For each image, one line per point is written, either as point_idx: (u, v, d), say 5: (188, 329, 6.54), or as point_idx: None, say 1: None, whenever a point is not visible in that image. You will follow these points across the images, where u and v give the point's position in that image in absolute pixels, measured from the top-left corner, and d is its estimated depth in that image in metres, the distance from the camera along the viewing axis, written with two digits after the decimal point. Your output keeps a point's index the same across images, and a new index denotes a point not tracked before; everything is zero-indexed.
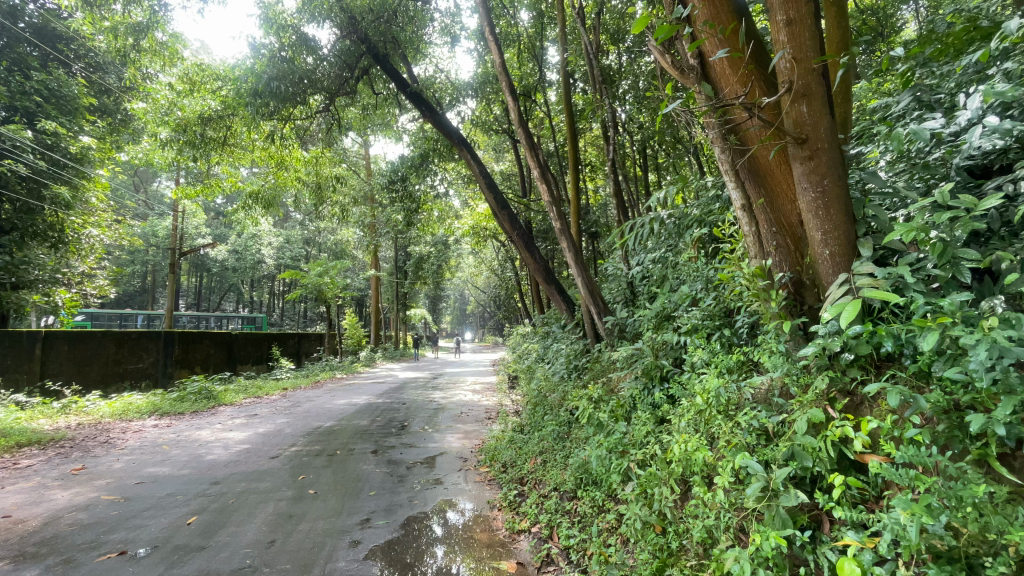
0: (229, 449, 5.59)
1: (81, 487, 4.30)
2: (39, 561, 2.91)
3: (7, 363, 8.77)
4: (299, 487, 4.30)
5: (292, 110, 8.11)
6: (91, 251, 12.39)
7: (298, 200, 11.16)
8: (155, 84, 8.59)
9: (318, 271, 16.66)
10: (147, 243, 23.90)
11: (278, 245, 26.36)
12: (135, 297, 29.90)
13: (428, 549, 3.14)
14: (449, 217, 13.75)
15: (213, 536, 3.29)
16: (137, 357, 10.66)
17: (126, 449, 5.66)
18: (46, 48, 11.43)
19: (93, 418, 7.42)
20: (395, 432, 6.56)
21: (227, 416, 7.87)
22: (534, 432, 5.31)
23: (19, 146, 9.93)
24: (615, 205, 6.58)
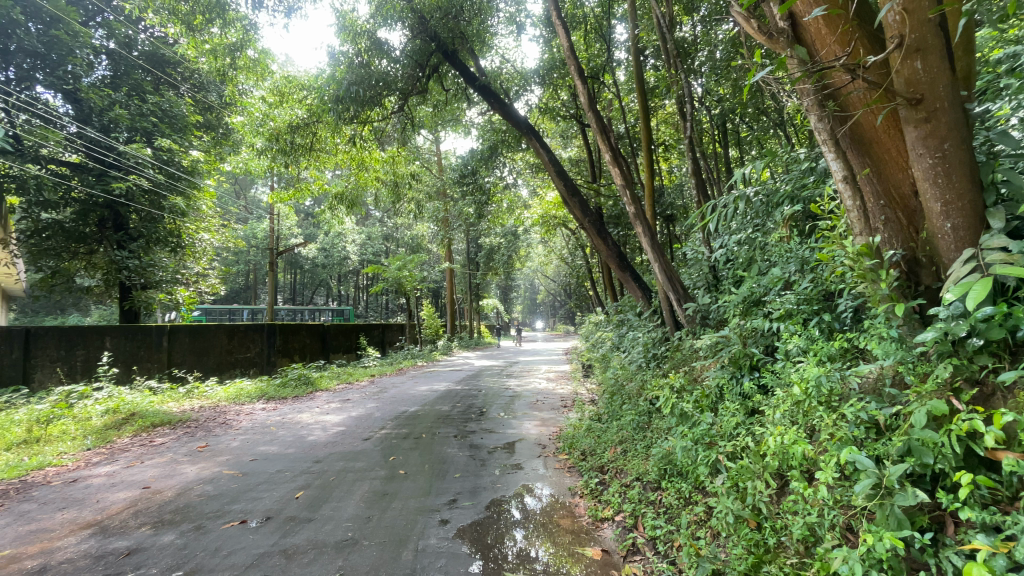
0: (326, 431, 6.08)
1: (206, 463, 4.88)
2: (176, 527, 3.34)
3: (141, 353, 10.14)
4: (391, 467, 4.58)
5: (371, 113, 8.55)
6: (204, 254, 13.92)
7: (377, 199, 11.77)
8: (249, 98, 9.37)
9: (397, 265, 17.43)
10: (248, 244, 26.40)
11: (360, 241, 28.01)
12: (240, 294, 33.17)
13: (508, 532, 3.23)
14: (519, 207, 13.86)
15: (318, 509, 3.60)
16: (245, 347, 11.84)
17: (240, 430, 6.35)
18: (158, 73, 12.74)
19: (212, 402, 8.36)
20: (474, 418, 6.79)
21: (323, 401, 8.56)
22: (613, 421, 5.26)
23: (141, 162, 11.38)
24: (694, 185, 6.26)
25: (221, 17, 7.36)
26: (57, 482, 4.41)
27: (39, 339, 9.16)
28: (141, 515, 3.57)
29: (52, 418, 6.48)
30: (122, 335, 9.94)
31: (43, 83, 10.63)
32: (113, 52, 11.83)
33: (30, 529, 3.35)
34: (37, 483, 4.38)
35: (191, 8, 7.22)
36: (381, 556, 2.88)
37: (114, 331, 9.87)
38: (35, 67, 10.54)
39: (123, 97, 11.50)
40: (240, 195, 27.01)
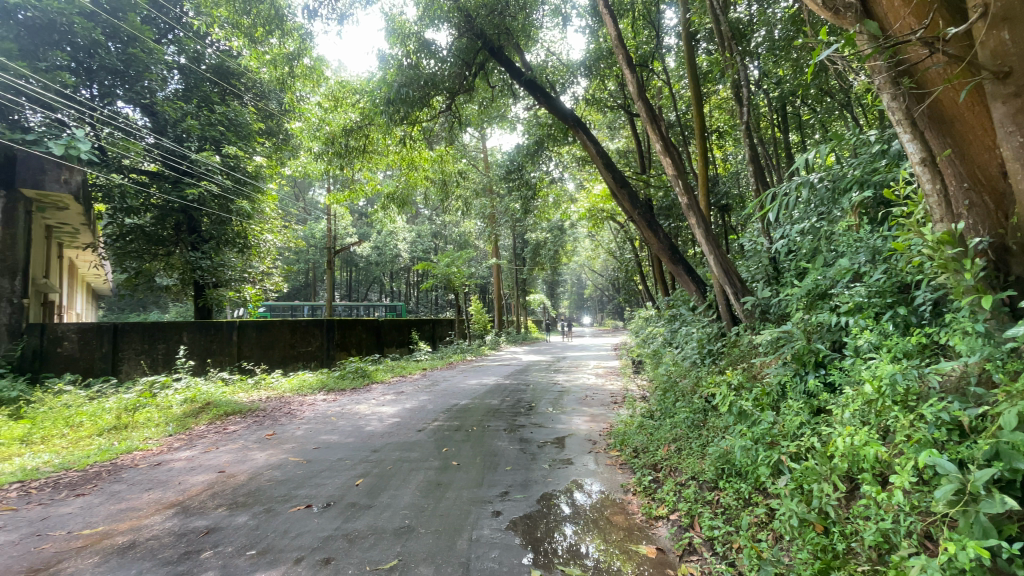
0: (383, 422, 6.33)
1: (273, 450, 5.21)
2: (249, 509, 3.59)
3: (214, 347, 10.94)
4: (444, 458, 4.71)
5: (420, 114, 8.74)
6: (268, 253, 14.79)
7: (427, 197, 12.06)
8: (306, 104, 9.81)
9: (446, 262, 17.78)
10: (307, 244, 27.76)
11: (410, 239, 28.79)
12: (300, 291, 34.95)
13: (558, 527, 3.23)
14: (565, 201, 13.77)
15: (377, 497, 3.76)
16: (306, 341, 12.49)
17: (303, 419, 6.72)
18: (223, 84, 13.48)
19: (277, 393, 8.88)
20: (524, 412, 6.85)
21: (379, 393, 8.90)
22: (666, 418, 5.16)
23: (211, 169, 12.23)
24: (752, 172, 5.98)
25: (280, 27, 7.76)
26: (144, 465, 4.84)
27: (125, 334, 10.03)
28: (217, 497, 3.86)
29: (139, 406, 7.12)
30: (196, 330, 10.74)
31: (123, 99, 11.58)
32: (184, 67, 12.72)
33: (124, 507, 3.71)
34: (127, 465, 4.82)
35: (253, 20, 7.64)
36: (436, 544, 2.97)
37: (190, 326, 10.68)
38: (115, 84, 11.45)
39: (193, 109, 12.39)
40: (299, 197, 28.41)
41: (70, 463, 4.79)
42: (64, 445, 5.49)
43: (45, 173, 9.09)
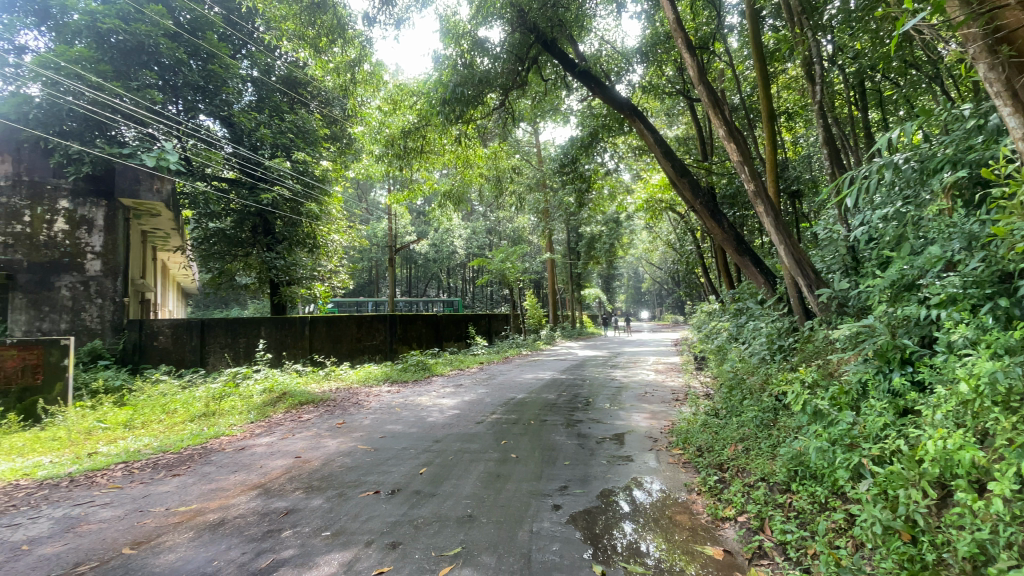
0: (443, 413, 6.53)
1: (343, 437, 5.52)
2: (323, 493, 3.83)
3: (288, 340, 11.74)
4: (503, 450, 4.79)
5: (474, 112, 8.88)
6: (335, 253, 15.63)
7: (482, 194, 12.25)
8: (367, 109, 10.21)
9: (500, 257, 17.95)
10: (370, 243, 29.04)
11: (466, 236, 29.37)
12: (364, 288, 36.66)
13: (617, 524, 3.20)
14: (621, 193, 13.52)
15: (440, 485, 3.89)
16: (371, 335, 13.06)
17: (370, 409, 7.06)
18: (292, 93, 14.40)
19: (346, 384, 9.39)
20: (581, 407, 6.82)
21: (439, 385, 9.19)
22: (732, 417, 4.95)
23: (282, 174, 13.05)
24: (827, 155, 5.59)
25: (342, 36, 8.14)
26: (230, 449, 5.28)
27: (211, 329, 10.99)
28: (295, 481, 4.15)
29: (225, 395, 7.77)
30: (273, 325, 11.57)
31: (204, 112, 12.61)
32: (256, 79, 13.61)
33: (214, 487, 4.07)
34: (216, 449, 5.29)
35: (317, 31, 8.02)
36: (498, 534, 3.03)
37: (267, 322, 11.51)
38: (198, 99, 12.48)
39: (266, 118, 13.28)
40: (361, 198, 29.70)
41: (167, 446, 5.32)
42: (162, 430, 6.10)
43: (140, 183, 10.23)
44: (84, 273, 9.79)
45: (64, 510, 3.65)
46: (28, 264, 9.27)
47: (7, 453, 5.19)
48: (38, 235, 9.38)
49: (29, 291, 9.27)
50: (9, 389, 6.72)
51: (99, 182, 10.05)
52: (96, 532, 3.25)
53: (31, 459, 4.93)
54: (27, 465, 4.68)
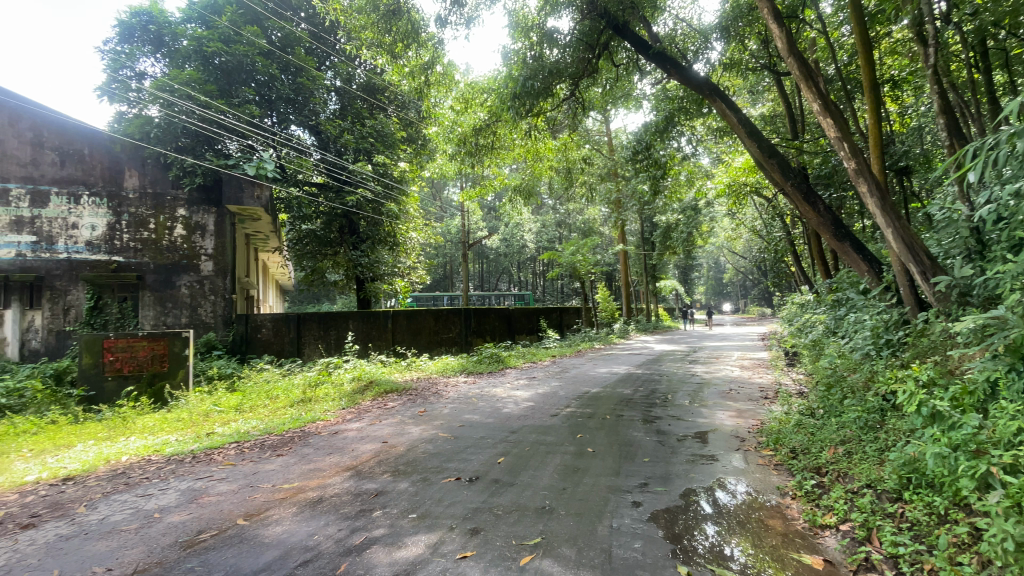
0: (519, 405, 6.62)
1: (425, 425, 5.77)
2: (408, 477, 4.04)
3: (373, 333, 12.48)
4: (579, 444, 4.77)
5: (545, 104, 8.83)
6: (412, 250, 16.44)
7: (552, 186, 12.25)
8: (440, 109, 10.52)
9: (571, 250, 17.77)
10: (444, 239, 29.99)
11: (537, 230, 29.44)
12: (440, 283, 38.05)
13: (700, 525, 3.06)
14: (699, 178, 12.85)
15: (518, 475, 3.96)
16: (448, 328, 13.51)
17: (448, 399, 7.33)
18: (371, 100, 14.87)
19: (425, 374, 9.81)
20: (660, 403, 6.62)
21: (512, 377, 9.34)
22: (831, 417, 4.56)
23: (365, 177, 13.90)
24: (943, 126, 4.96)
25: (416, 40, 8.42)
26: (324, 433, 5.71)
27: (306, 322, 11.86)
28: (382, 464, 4.41)
29: (319, 383, 8.42)
30: (360, 319, 12.33)
31: (295, 123, 13.67)
32: (340, 89, 14.53)
33: (312, 467, 4.44)
34: (312, 432, 5.76)
35: (393, 38, 8.36)
36: (578, 527, 3.03)
37: (354, 316, 12.27)
38: (289, 111, 13.55)
39: (349, 125, 14.11)
40: (435, 196, 30.73)
41: (270, 428, 5.86)
42: (266, 413, 6.74)
43: (244, 191, 11.13)
44: (199, 273, 11.03)
45: (189, 483, 4.15)
46: (154, 266, 10.67)
47: (142, 431, 5.99)
48: (161, 241, 10.75)
49: (156, 291, 10.68)
50: (143, 375, 7.78)
51: (210, 192, 11.26)
52: (215, 503, 3.65)
53: (161, 437, 5.65)
54: (158, 443, 5.36)
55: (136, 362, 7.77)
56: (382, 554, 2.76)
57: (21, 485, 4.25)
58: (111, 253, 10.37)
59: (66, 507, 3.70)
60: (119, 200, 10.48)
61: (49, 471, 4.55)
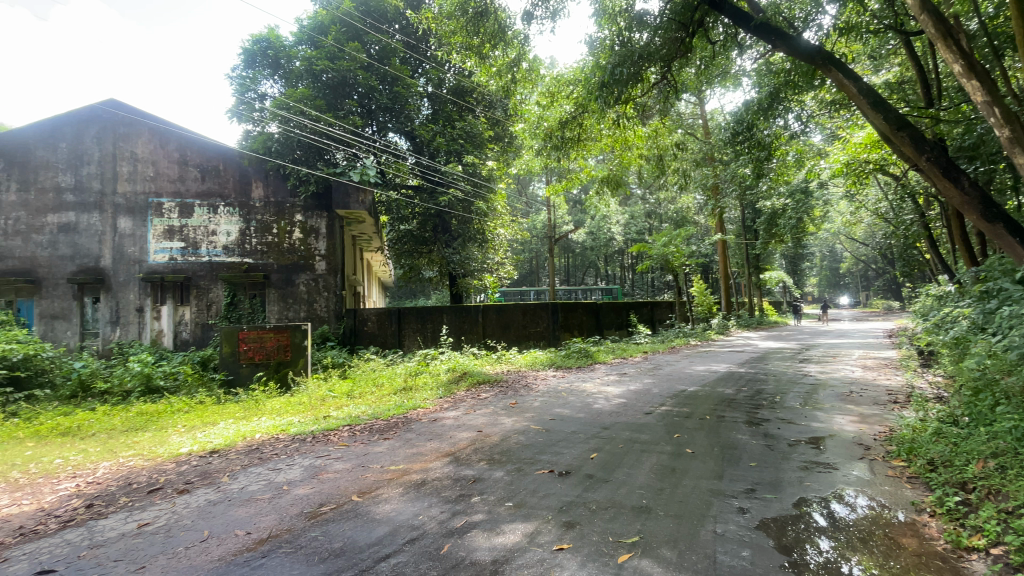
0: (610, 401, 6.52)
1: (517, 417, 5.90)
2: (503, 466, 4.16)
3: (465, 326, 13.05)
4: (677, 444, 4.58)
5: (633, 91, 8.53)
6: (500, 246, 16.85)
7: (641, 175, 11.85)
8: (526, 105, 10.59)
9: (663, 241, 17.03)
10: (530, 234, 30.27)
11: (624, 221, 28.65)
12: (527, 277, 38.54)
13: (814, 537, 2.81)
14: (808, 158, 11.68)
15: (613, 472, 3.90)
16: (536, 322, 13.61)
17: (539, 392, 7.42)
18: (461, 102, 15.30)
19: (515, 367, 10.02)
20: (766, 404, 6.15)
21: (603, 373, 9.20)
22: (980, 427, 3.94)
23: (456, 178, 14.57)
24: None
25: (503, 39, 8.52)
26: (424, 420, 6.06)
27: (405, 316, 12.68)
28: (478, 452, 4.58)
29: (418, 373, 8.96)
30: (453, 313, 12.94)
31: (393, 130, 14.77)
32: (432, 94, 15.23)
33: (414, 451, 4.74)
34: (413, 419, 6.13)
35: (481, 39, 8.54)
36: (678, 529, 2.92)
37: (448, 310, 12.89)
38: (388, 119, 14.58)
39: (440, 128, 14.74)
40: (521, 192, 31.11)
41: (376, 414, 6.34)
42: (373, 399, 7.32)
43: (350, 196, 12.09)
44: (315, 271, 12.21)
45: (310, 460, 4.63)
46: (278, 266, 12.00)
47: (271, 412, 6.79)
48: (283, 243, 12.05)
49: (280, 288, 12.00)
50: (271, 363, 8.81)
51: (321, 199, 12.39)
52: (333, 480, 4.04)
53: (286, 418, 6.36)
54: (283, 423, 6.05)
55: (265, 351, 8.81)
56: (481, 538, 2.88)
57: (180, 454, 5.03)
58: (243, 255, 11.82)
59: (213, 476, 4.30)
60: (249, 208, 11.90)
61: (200, 444, 5.33)
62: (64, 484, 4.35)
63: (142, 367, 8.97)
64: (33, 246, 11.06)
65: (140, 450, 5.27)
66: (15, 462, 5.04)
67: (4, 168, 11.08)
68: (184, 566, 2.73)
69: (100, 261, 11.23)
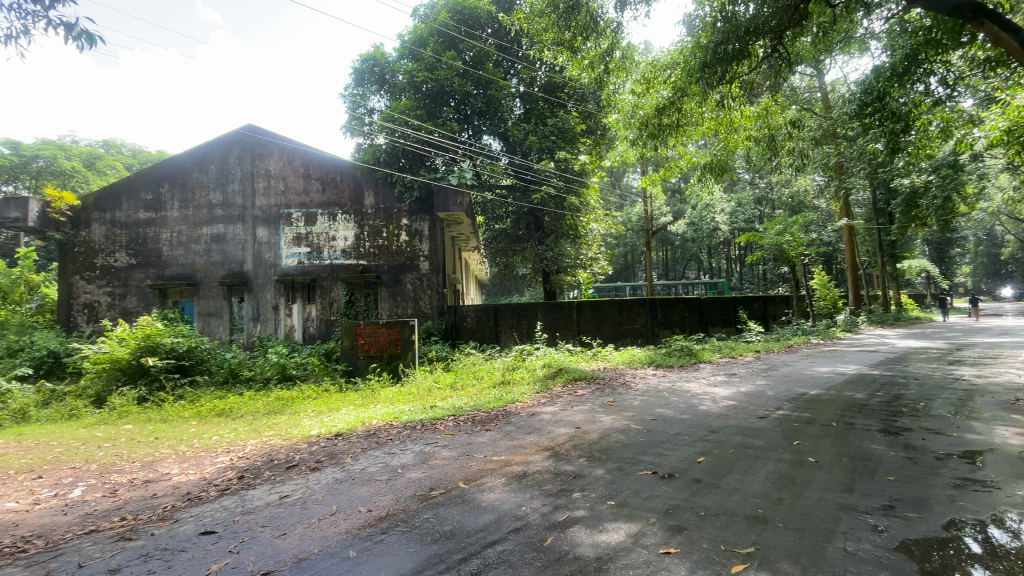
0: (718, 403, 6.13)
1: (617, 415, 5.79)
2: (604, 464, 4.11)
3: (560, 323, 13.09)
4: (797, 452, 4.19)
5: (739, 69, 7.88)
6: (594, 241, 16.68)
7: (750, 159, 10.96)
8: (620, 95, 10.31)
9: (776, 230, 15.59)
10: (626, 227, 29.52)
11: (730, 210, 26.81)
12: (623, 272, 37.65)
13: (968, 565, 2.40)
14: (958, 125, 9.99)
15: (723, 478, 3.68)
16: (633, 318, 13.22)
17: (638, 391, 7.21)
18: (552, 98, 15.31)
19: (612, 364, 9.84)
20: (907, 412, 5.39)
21: (709, 373, 8.68)
22: None
23: (548, 174, 14.58)
24: None
25: (596, 31, 8.33)
26: (523, 414, 6.19)
27: (502, 313, 13.03)
28: (578, 449, 4.58)
29: (515, 368, 9.18)
30: (548, 309, 13.04)
31: (487, 132, 15.20)
32: (524, 94, 15.45)
33: (515, 444, 4.86)
34: (512, 412, 6.29)
35: (573, 33, 8.41)
36: (799, 544, 2.68)
37: (543, 306, 13.02)
38: (482, 122, 15.05)
39: (532, 127, 14.90)
40: (615, 185, 30.36)
41: (479, 406, 6.61)
42: (474, 392, 7.64)
43: (449, 199, 12.68)
44: (419, 271, 12.98)
45: (420, 447, 4.95)
46: (388, 266, 12.96)
47: (385, 401, 7.38)
48: (391, 246, 12.98)
49: (390, 287, 12.95)
50: (384, 355, 9.56)
51: (424, 203, 13.15)
52: (441, 467, 4.28)
53: (398, 407, 6.87)
54: (395, 411, 6.55)
55: (379, 345, 9.58)
56: (584, 534, 2.88)
57: (310, 436, 5.67)
58: (358, 257, 12.95)
59: (339, 457, 4.78)
60: (362, 215, 13.01)
61: (326, 428, 5.96)
62: (221, 457, 5.12)
63: (278, 358, 10.22)
64: (193, 255, 13.08)
65: (279, 431, 6.02)
66: (184, 437, 6.03)
67: (170, 190, 13.20)
68: (317, 536, 3.08)
69: (243, 266, 12.98)
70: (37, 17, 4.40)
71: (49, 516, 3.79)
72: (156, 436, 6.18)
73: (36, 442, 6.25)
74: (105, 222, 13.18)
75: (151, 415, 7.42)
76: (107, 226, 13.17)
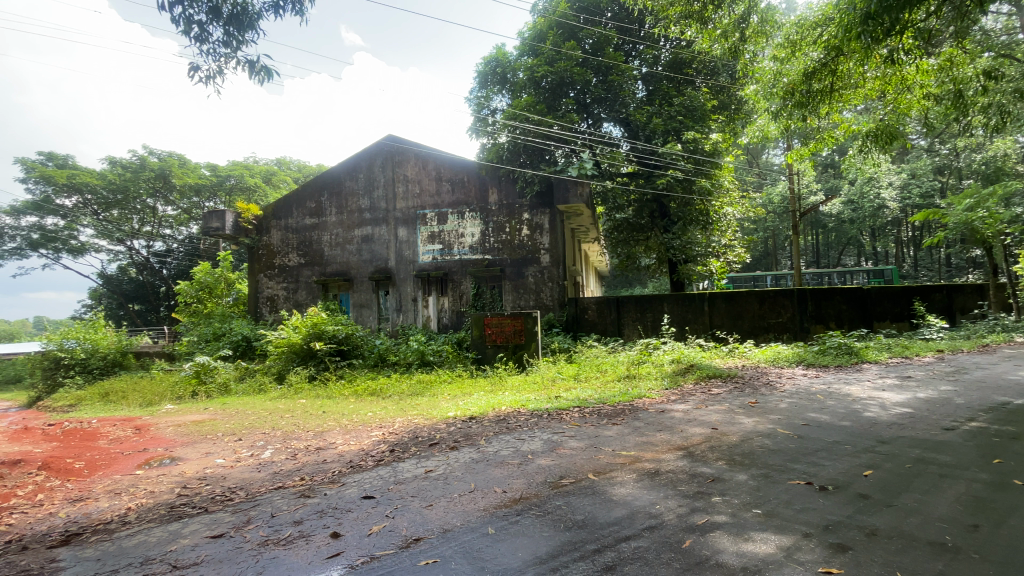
0: (887, 409, 5.29)
1: (760, 417, 5.30)
2: (747, 469, 3.80)
3: (689, 316, 12.36)
4: (1000, 472, 3.44)
5: (914, 16, 6.60)
6: (728, 226, 15.62)
7: (929, 122, 9.19)
8: (759, 64, 9.37)
9: (967, 204, 12.87)
10: (766, 210, 26.78)
11: (900, 183, 22.84)
12: (764, 259, 34.27)
13: None
14: None
15: (898, 496, 3.17)
16: (777, 312, 11.96)
17: (785, 392, 6.51)
18: (678, 76, 14.52)
19: (752, 362, 9.04)
20: None
21: (874, 374, 7.50)
22: None
23: (675, 158, 13.70)
24: None
25: None
26: (651, 410, 5.99)
27: (625, 305, 12.71)
28: (715, 450, 4.31)
29: (641, 362, 8.91)
30: (675, 301, 12.39)
31: (607, 120, 14.87)
32: (646, 75, 14.86)
33: (645, 440, 4.74)
34: (640, 407, 6.12)
35: (703, 3, 7.81)
36: None
37: (670, 299, 12.40)
38: (602, 110, 14.77)
39: (657, 109, 14.20)
40: (752, 163, 27.63)
41: (603, 399, 6.57)
42: (599, 384, 7.60)
43: (569, 191, 12.55)
44: (541, 263, 13.24)
45: (549, 435, 5.08)
46: (511, 261, 13.40)
47: (512, 388, 7.71)
48: (514, 240, 13.41)
49: (513, 280, 13.41)
50: (510, 345, 9.96)
51: (544, 197, 13.31)
52: (570, 456, 4.34)
53: (525, 395, 7.14)
54: (523, 399, 6.80)
55: (505, 334, 10.00)
56: (727, 541, 2.71)
57: (448, 417, 6.15)
58: (484, 252, 13.62)
59: (474, 439, 5.11)
60: (487, 211, 13.64)
61: (461, 410, 6.42)
62: (375, 431, 5.82)
63: (418, 345, 11.19)
64: (347, 254, 14.90)
65: (421, 411, 6.64)
66: (345, 412, 6.96)
67: (328, 198, 15.17)
68: (460, 510, 3.34)
69: (387, 262, 14.45)
70: (228, 58, 5.36)
71: (249, 472, 4.67)
72: (323, 410, 7.23)
73: (237, 410, 7.72)
74: (280, 228, 15.62)
75: (319, 392, 8.71)
76: (282, 232, 15.60)
